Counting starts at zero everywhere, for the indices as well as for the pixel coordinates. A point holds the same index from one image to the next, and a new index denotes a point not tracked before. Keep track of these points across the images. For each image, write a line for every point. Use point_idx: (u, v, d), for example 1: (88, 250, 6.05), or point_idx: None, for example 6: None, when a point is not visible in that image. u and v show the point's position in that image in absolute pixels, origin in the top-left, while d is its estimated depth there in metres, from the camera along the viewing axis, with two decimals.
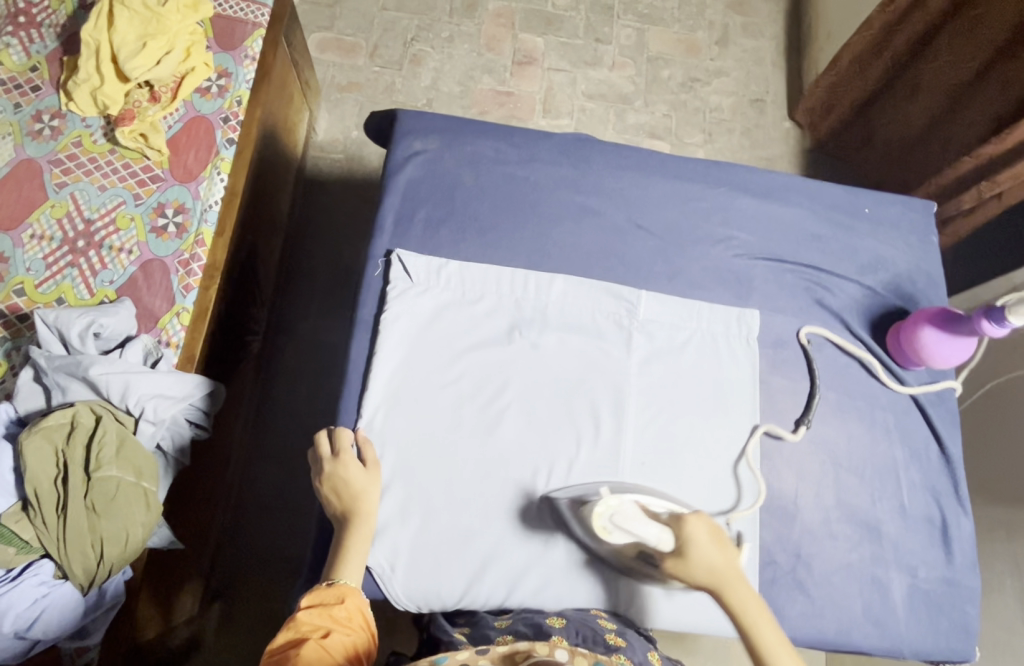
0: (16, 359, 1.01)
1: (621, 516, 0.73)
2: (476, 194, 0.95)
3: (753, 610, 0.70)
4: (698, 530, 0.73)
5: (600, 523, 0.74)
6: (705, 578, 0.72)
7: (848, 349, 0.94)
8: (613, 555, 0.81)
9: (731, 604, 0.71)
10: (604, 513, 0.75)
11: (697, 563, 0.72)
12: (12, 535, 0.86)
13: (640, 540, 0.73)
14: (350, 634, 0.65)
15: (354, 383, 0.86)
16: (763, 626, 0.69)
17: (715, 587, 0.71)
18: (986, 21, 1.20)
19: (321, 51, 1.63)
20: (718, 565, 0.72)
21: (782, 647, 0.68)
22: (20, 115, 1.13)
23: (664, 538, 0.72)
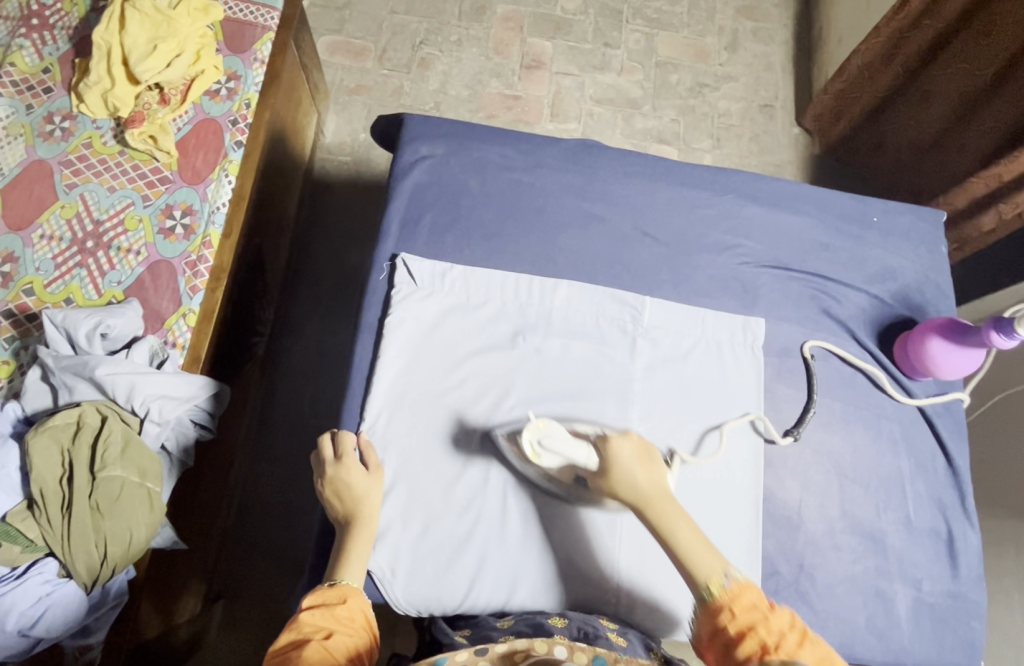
0: (24, 358, 1.01)
1: (548, 437, 0.75)
2: (482, 200, 0.95)
3: (673, 518, 0.71)
4: (621, 448, 0.74)
5: (531, 446, 0.75)
6: (631, 496, 0.72)
7: (850, 359, 0.93)
8: (544, 477, 0.82)
9: (653, 520, 0.71)
10: (534, 434, 0.76)
11: (622, 481, 0.73)
12: (17, 534, 0.87)
13: (570, 461, 0.75)
14: (352, 635, 0.65)
15: (358, 387, 0.86)
16: (685, 534, 0.69)
17: (639, 505, 0.72)
18: (998, 29, 1.19)
19: (331, 54, 1.64)
20: (641, 483, 0.72)
21: (702, 546, 0.69)
22: (32, 116, 1.14)
23: (590, 459, 0.75)
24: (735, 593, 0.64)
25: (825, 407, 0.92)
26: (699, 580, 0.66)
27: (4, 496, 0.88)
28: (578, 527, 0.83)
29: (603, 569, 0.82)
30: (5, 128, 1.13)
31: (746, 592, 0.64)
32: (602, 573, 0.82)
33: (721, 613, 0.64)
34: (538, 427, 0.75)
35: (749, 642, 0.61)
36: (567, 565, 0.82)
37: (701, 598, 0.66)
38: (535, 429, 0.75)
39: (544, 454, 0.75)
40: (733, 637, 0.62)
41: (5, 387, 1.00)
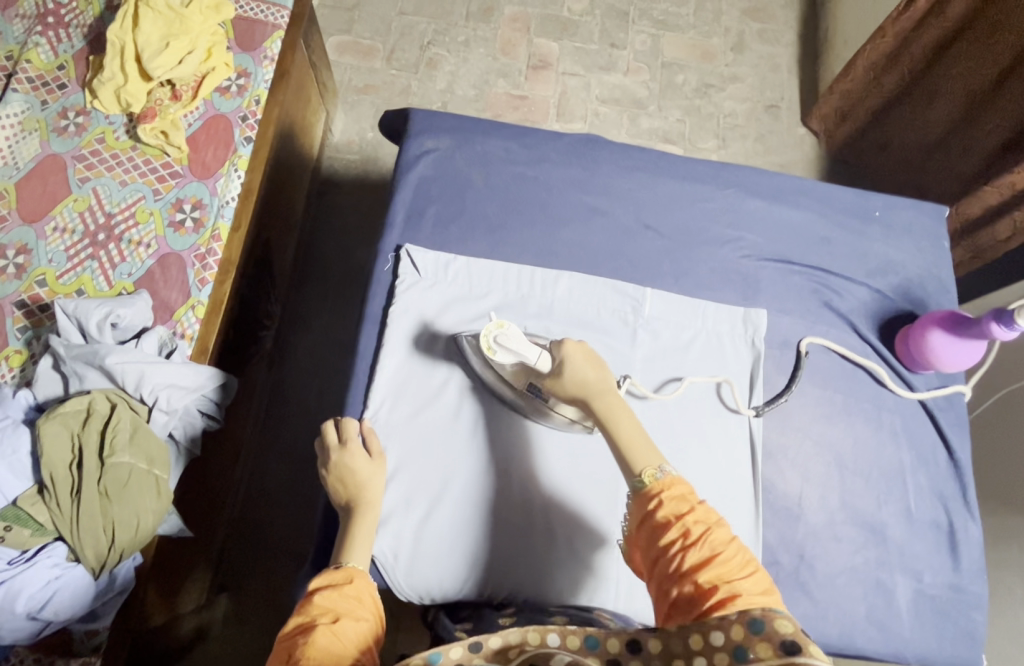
0: (36, 347, 1.03)
1: (506, 336, 0.79)
2: (486, 193, 0.96)
3: (617, 410, 0.74)
4: (572, 352, 0.77)
5: (488, 340, 0.79)
6: (574, 390, 0.76)
7: (843, 351, 0.93)
8: (501, 382, 0.86)
9: (599, 410, 0.75)
10: (492, 331, 0.80)
11: (569, 379, 0.76)
12: (27, 518, 0.88)
13: (522, 359, 0.79)
14: (361, 620, 0.65)
15: (361, 376, 0.87)
16: (624, 426, 0.72)
17: (584, 397, 0.75)
18: (1004, 29, 1.20)
19: (339, 53, 1.66)
20: (589, 379, 0.75)
21: (641, 439, 0.72)
22: (47, 112, 1.17)
23: (542, 358, 0.78)
24: (666, 483, 0.66)
25: (827, 400, 0.92)
26: (635, 469, 0.69)
27: (16, 480, 0.90)
28: (534, 438, 0.86)
29: (602, 555, 0.83)
30: (20, 124, 1.15)
31: (678, 484, 0.66)
32: (565, 496, 0.84)
33: (651, 499, 0.65)
34: (496, 325, 0.80)
35: (673, 531, 0.62)
36: (527, 480, 0.85)
37: (635, 488, 0.68)
38: (496, 326, 0.80)
39: (498, 349, 0.79)
40: (660, 525, 0.64)
41: (17, 376, 1.02)
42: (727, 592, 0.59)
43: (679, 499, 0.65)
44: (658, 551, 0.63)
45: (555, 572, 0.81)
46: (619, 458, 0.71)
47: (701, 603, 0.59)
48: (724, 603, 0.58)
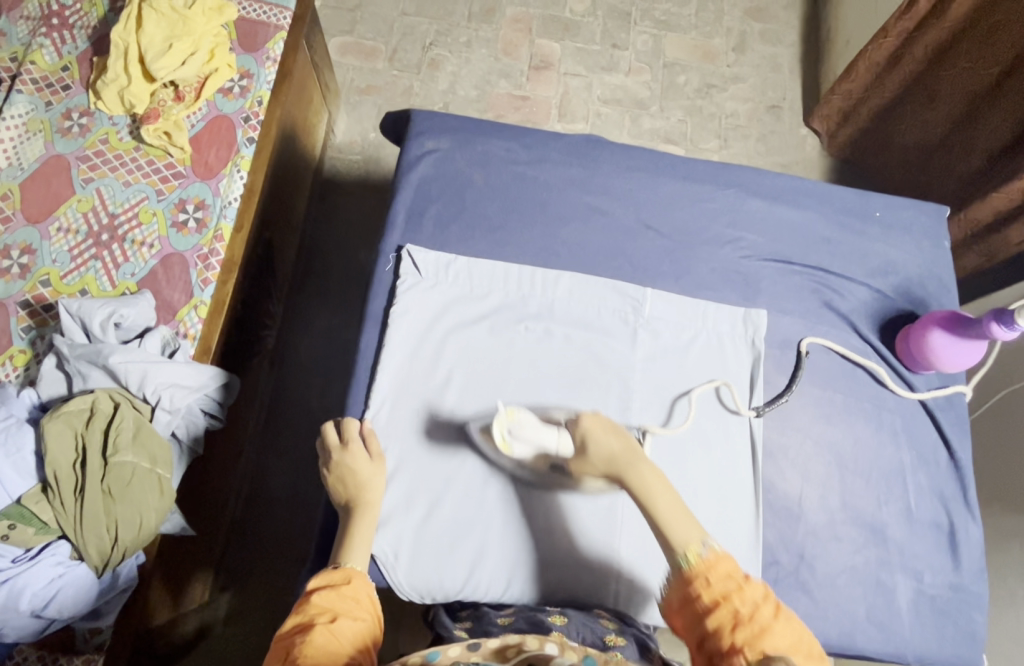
0: (40, 347, 1.04)
1: (519, 423, 0.78)
2: (487, 193, 0.97)
3: (652, 484, 0.73)
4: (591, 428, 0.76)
5: (503, 436, 0.78)
6: (605, 465, 0.75)
7: (844, 351, 0.93)
8: (521, 468, 0.84)
9: (633, 484, 0.73)
10: (504, 424, 0.78)
11: (596, 456, 0.75)
12: (31, 516, 0.89)
13: (541, 446, 0.79)
14: (357, 619, 0.65)
15: (363, 376, 0.88)
16: (660, 500, 0.72)
17: (616, 471, 0.74)
18: (1005, 29, 1.20)
19: (342, 54, 1.66)
20: (615, 450, 0.75)
21: (674, 512, 0.71)
22: (51, 113, 1.17)
23: (563, 441, 0.79)
24: (710, 563, 0.66)
25: (827, 400, 0.92)
26: (677, 547, 0.68)
27: (20, 478, 0.90)
28: (556, 492, 0.84)
29: (604, 557, 0.83)
30: (25, 125, 1.16)
31: (723, 562, 0.66)
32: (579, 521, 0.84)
33: (696, 578, 0.66)
34: (507, 417, 0.78)
35: (721, 611, 0.63)
36: (532, 498, 0.84)
37: (677, 566, 0.68)
38: (505, 417, 0.78)
39: (516, 443, 0.78)
40: (707, 605, 0.64)
41: (21, 375, 1.03)
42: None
43: (724, 576, 0.65)
44: (705, 631, 0.63)
45: (558, 575, 0.82)
46: (660, 537, 0.70)
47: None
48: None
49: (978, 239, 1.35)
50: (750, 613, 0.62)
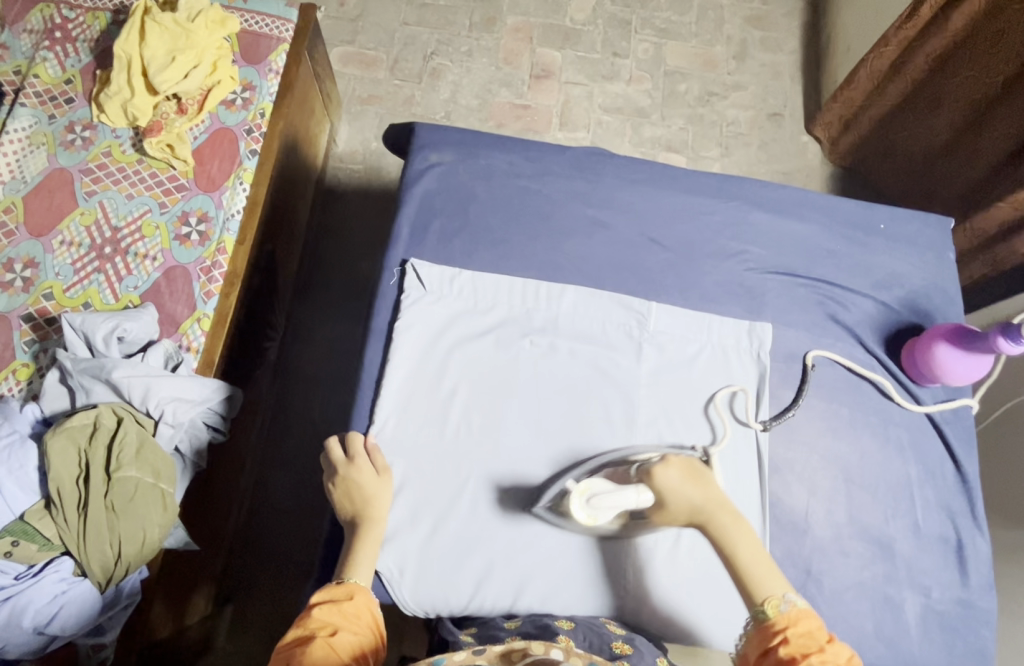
0: (43, 361, 1.04)
1: (596, 493, 0.72)
2: (490, 206, 0.97)
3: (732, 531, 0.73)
4: (670, 478, 0.74)
5: (584, 512, 0.71)
6: (688, 514, 0.74)
7: (850, 365, 0.93)
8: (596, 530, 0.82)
9: (714, 533, 0.73)
10: (581, 499, 0.72)
11: (679, 509, 0.74)
12: (34, 533, 0.89)
13: (626, 509, 0.72)
14: (357, 634, 0.65)
15: (367, 391, 0.88)
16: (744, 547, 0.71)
17: (702, 520, 0.73)
18: (1008, 38, 1.20)
19: (343, 64, 1.67)
20: (696, 500, 0.74)
21: (757, 561, 0.71)
22: (54, 126, 1.17)
23: (644, 496, 0.73)
24: (793, 620, 0.65)
25: (833, 413, 0.91)
26: (758, 597, 0.68)
27: (23, 494, 0.90)
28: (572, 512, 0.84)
29: (610, 569, 0.83)
30: (28, 138, 1.16)
31: (804, 620, 0.65)
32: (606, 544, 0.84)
33: (774, 633, 0.65)
34: (582, 491, 0.72)
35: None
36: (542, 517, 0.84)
37: (757, 617, 0.67)
38: (579, 492, 0.72)
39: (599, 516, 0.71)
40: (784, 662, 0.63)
41: (24, 390, 1.03)
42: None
43: (805, 634, 0.64)
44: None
45: (566, 594, 0.82)
46: (741, 587, 0.70)
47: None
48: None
49: (983, 248, 1.34)
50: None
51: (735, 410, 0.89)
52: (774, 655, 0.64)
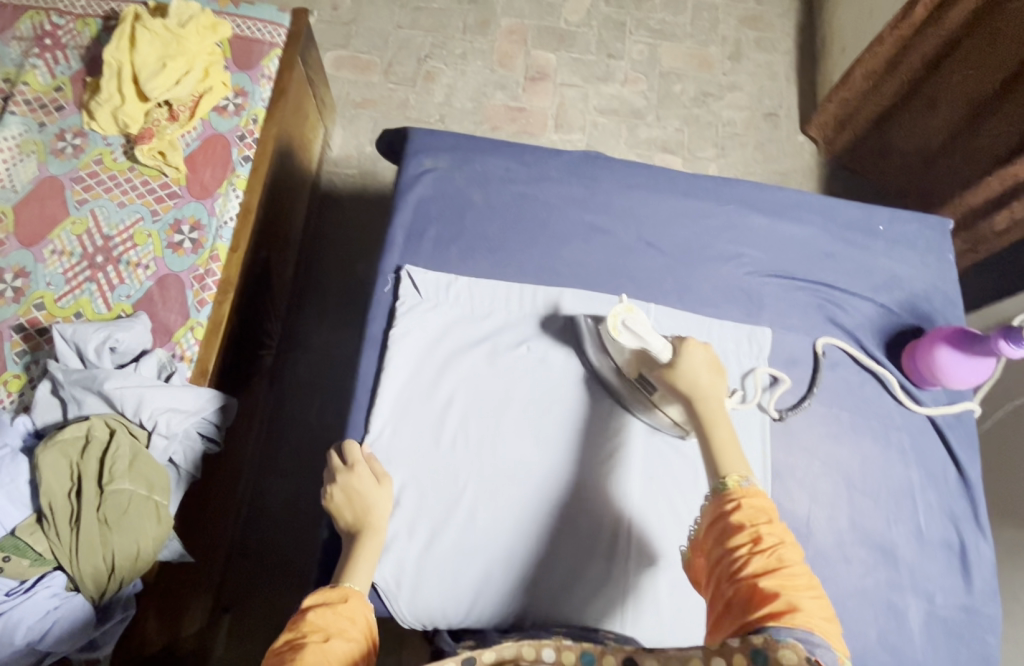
0: (35, 372, 1.03)
1: (634, 322, 0.80)
2: (486, 212, 0.96)
3: (719, 416, 0.73)
4: (694, 352, 0.78)
5: (615, 322, 0.81)
6: (685, 385, 0.76)
7: (859, 356, 0.93)
8: (615, 373, 0.87)
9: (701, 412, 0.74)
10: (620, 313, 0.82)
11: (685, 374, 0.76)
12: (26, 548, 0.87)
13: (644, 346, 0.79)
14: (350, 641, 0.64)
15: (362, 400, 0.86)
16: (724, 430, 0.72)
17: (690, 396, 0.75)
18: (1004, 37, 1.19)
19: (337, 68, 1.66)
20: (703, 381, 0.76)
21: (734, 447, 0.71)
22: (44, 133, 1.16)
23: (664, 351, 0.79)
24: (748, 493, 0.66)
25: (834, 418, 0.91)
26: (721, 472, 0.69)
27: (14, 508, 0.88)
28: (571, 514, 0.84)
29: (606, 579, 0.82)
30: (18, 146, 1.15)
31: (758, 498, 0.66)
32: (610, 536, 0.83)
33: (729, 499, 0.66)
34: (624, 309, 0.82)
35: (743, 535, 0.63)
36: (540, 520, 0.83)
37: (716, 488, 0.68)
38: (624, 308, 0.82)
39: (624, 331, 0.81)
40: (732, 526, 0.64)
41: (15, 401, 1.01)
42: (784, 603, 0.58)
43: (756, 508, 0.65)
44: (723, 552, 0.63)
45: (563, 600, 0.81)
46: (709, 458, 0.71)
47: (755, 608, 0.58)
48: (782, 612, 0.57)
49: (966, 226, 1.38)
50: (772, 547, 0.62)
51: (771, 393, 0.89)
52: (723, 520, 0.65)
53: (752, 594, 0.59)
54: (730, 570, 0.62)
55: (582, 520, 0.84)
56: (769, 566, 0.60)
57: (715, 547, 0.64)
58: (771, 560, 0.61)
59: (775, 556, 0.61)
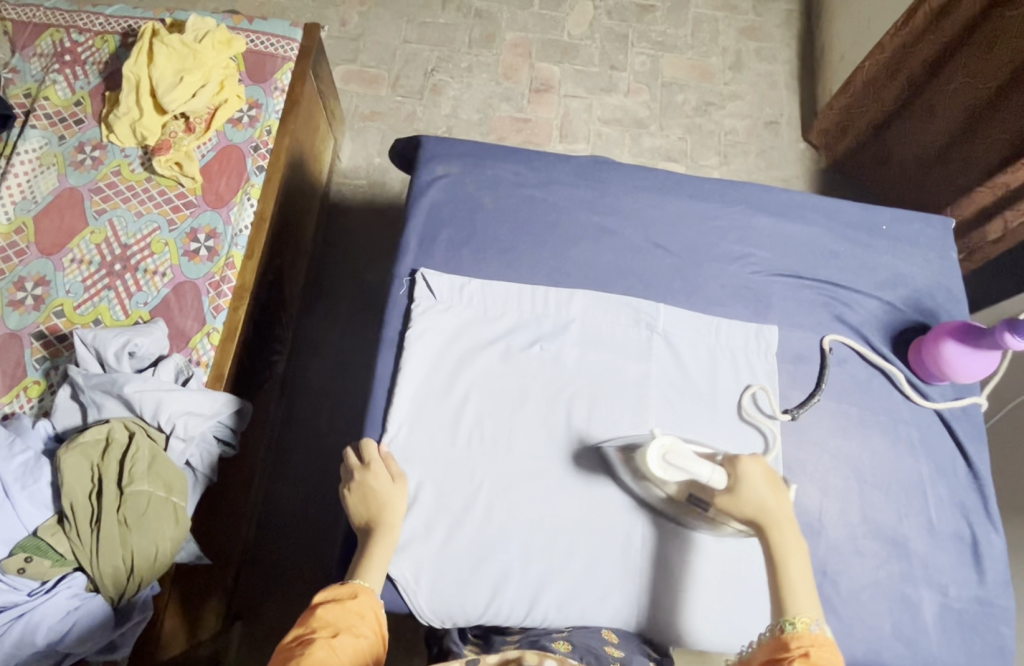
0: (54, 378, 1.05)
1: (678, 451, 0.74)
2: (497, 216, 0.98)
3: (792, 552, 0.73)
4: (752, 472, 0.75)
5: (655, 461, 0.74)
6: (752, 513, 0.74)
7: (865, 352, 0.94)
8: (662, 500, 0.84)
9: (771, 542, 0.73)
10: (660, 451, 0.74)
11: (748, 498, 0.74)
12: (47, 548, 0.88)
13: (694, 478, 0.74)
14: (359, 637, 0.65)
15: (379, 399, 0.88)
16: (794, 568, 0.71)
17: (761, 523, 0.74)
18: (999, 43, 1.21)
19: (346, 82, 1.70)
20: (767, 503, 0.74)
21: (805, 586, 0.71)
22: (64, 146, 1.19)
23: (716, 476, 0.74)
24: (816, 641, 0.66)
25: (843, 413, 0.92)
26: (787, 609, 0.69)
27: (35, 509, 0.90)
28: (585, 512, 0.85)
29: (621, 575, 0.83)
30: (38, 159, 1.18)
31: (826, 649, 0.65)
32: (624, 534, 0.84)
33: (794, 645, 0.66)
34: (665, 444, 0.74)
35: None
36: (557, 518, 0.84)
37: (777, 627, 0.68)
38: (662, 447, 0.74)
39: (667, 469, 0.74)
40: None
41: (36, 406, 1.03)
42: None
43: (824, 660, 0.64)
44: None
45: (582, 601, 0.81)
46: (775, 595, 0.71)
47: None
48: None
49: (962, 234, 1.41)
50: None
51: (756, 412, 0.89)
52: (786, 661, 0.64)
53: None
54: None
55: (597, 519, 0.84)
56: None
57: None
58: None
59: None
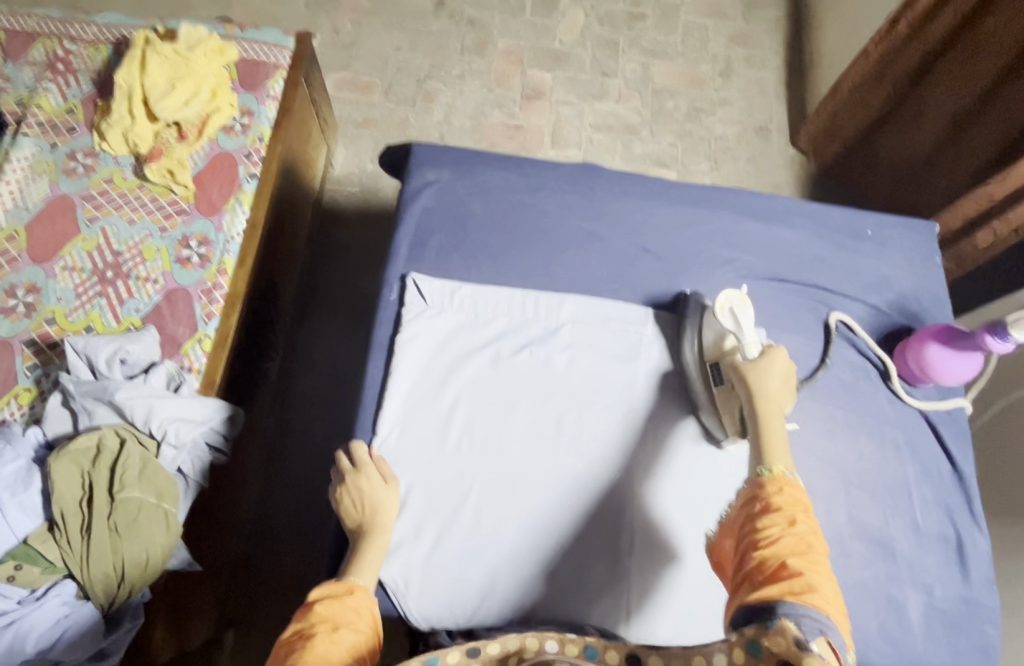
0: (46, 385, 1.05)
1: (742, 312, 0.86)
2: (487, 222, 0.99)
3: (774, 418, 0.76)
4: (779, 361, 0.81)
5: (725, 300, 0.87)
6: (753, 381, 0.79)
7: (848, 354, 0.96)
8: (699, 362, 0.89)
9: (760, 408, 0.77)
10: (732, 298, 0.87)
11: (762, 374, 0.79)
12: (37, 555, 0.89)
13: (738, 334, 0.85)
14: (356, 633, 0.65)
15: (369, 402, 0.89)
16: (777, 430, 0.75)
17: (752, 391, 0.78)
18: (982, 50, 1.23)
19: (339, 89, 1.71)
20: (768, 386, 0.78)
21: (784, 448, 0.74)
22: (57, 154, 1.20)
23: (752, 347, 0.83)
24: (789, 482, 0.69)
25: (829, 415, 0.92)
26: (765, 460, 0.72)
27: (27, 518, 0.89)
28: (573, 512, 0.85)
29: (610, 578, 0.83)
30: (30, 167, 1.19)
31: (794, 491, 0.68)
32: (613, 532, 0.85)
33: (770, 485, 0.69)
34: (739, 297, 0.87)
35: (779, 517, 0.65)
36: (547, 518, 0.85)
37: (753, 476, 0.71)
38: (739, 298, 0.87)
39: (727, 314, 0.87)
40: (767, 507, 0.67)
41: (27, 414, 1.03)
42: (804, 584, 0.61)
43: (794, 496, 0.67)
44: (748, 529, 0.66)
45: (571, 598, 0.82)
46: (754, 448, 0.74)
47: (774, 583, 0.61)
48: (800, 592, 0.60)
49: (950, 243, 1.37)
50: (802, 531, 0.65)
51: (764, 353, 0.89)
52: (759, 500, 0.68)
53: (774, 572, 0.62)
54: (756, 545, 0.64)
55: (586, 518, 0.85)
56: (797, 549, 0.63)
57: (745, 524, 0.67)
58: (800, 544, 0.64)
59: (804, 541, 0.64)
